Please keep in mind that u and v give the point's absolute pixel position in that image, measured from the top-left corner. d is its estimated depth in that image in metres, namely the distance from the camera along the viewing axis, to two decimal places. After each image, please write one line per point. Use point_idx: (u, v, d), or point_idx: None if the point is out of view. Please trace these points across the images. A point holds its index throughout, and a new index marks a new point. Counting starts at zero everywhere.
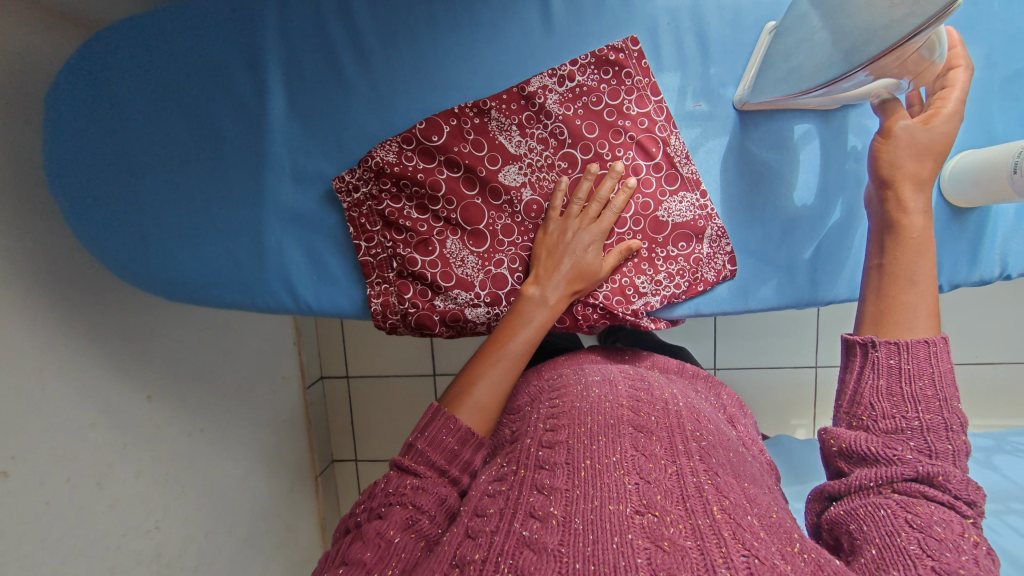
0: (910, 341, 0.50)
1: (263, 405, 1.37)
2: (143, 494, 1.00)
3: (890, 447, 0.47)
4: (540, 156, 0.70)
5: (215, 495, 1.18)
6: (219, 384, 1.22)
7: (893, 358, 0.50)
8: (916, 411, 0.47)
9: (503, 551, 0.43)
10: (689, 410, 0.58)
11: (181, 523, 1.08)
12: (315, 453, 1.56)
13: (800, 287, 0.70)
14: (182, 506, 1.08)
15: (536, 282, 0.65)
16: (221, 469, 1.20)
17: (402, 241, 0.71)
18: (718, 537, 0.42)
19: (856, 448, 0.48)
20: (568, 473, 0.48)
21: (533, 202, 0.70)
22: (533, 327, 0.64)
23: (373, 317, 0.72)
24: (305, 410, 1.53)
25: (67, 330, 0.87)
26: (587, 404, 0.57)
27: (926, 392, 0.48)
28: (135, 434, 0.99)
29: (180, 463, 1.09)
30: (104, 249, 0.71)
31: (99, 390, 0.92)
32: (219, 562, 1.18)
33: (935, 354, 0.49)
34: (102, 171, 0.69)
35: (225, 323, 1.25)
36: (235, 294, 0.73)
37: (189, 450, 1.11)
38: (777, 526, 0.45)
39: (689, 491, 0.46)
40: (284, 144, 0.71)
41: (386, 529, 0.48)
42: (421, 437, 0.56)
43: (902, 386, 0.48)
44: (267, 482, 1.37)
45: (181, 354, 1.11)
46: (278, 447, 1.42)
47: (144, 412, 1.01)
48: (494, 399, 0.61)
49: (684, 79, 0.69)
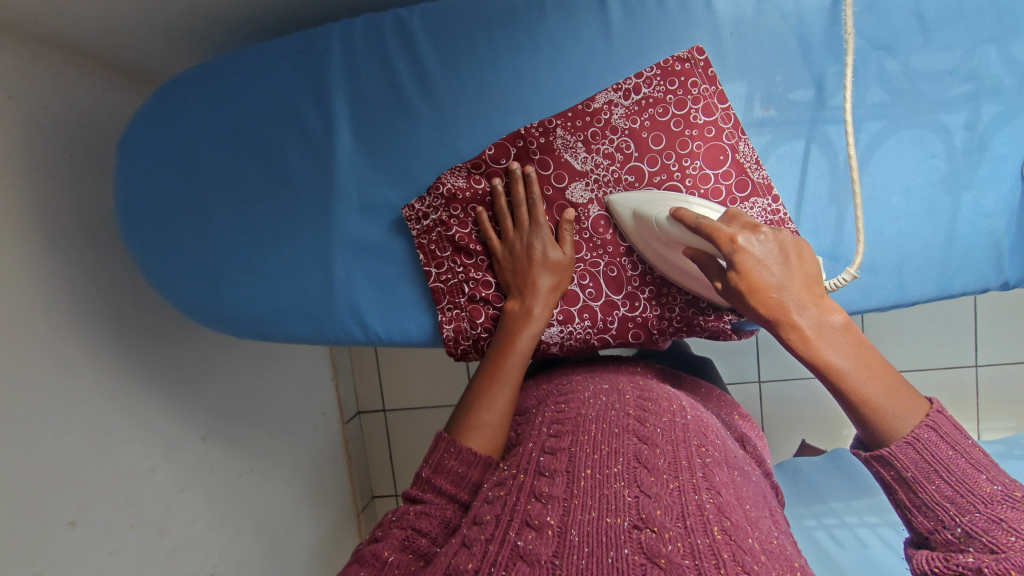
0: (893, 449, 0.48)
1: (306, 441, 1.35)
2: (199, 538, 0.98)
3: (952, 558, 0.44)
4: (606, 171, 0.69)
5: (264, 535, 1.15)
6: (265, 424, 1.20)
7: (894, 471, 0.48)
8: (952, 517, 0.45)
9: (495, 562, 0.41)
10: (696, 424, 0.54)
11: (235, 568, 1.06)
12: (355, 491, 1.54)
13: (887, 289, 0.68)
14: (235, 550, 1.06)
15: (517, 299, 0.67)
16: (269, 510, 1.18)
17: (473, 265, 0.71)
18: (717, 558, 0.38)
19: (925, 566, 0.45)
20: (568, 482, 0.45)
21: (600, 218, 0.70)
22: (520, 339, 0.64)
23: (445, 341, 0.72)
24: (345, 446, 1.51)
25: (124, 378, 0.86)
26: (593, 411, 0.55)
27: (945, 497, 0.46)
28: (192, 477, 0.98)
29: (232, 504, 1.07)
30: (172, 287, 0.72)
31: (158, 435, 0.91)
32: None
33: (927, 454, 0.47)
34: (174, 210, 0.71)
35: (267, 360, 1.24)
36: (305, 327, 0.73)
37: (242, 491, 1.10)
38: (779, 551, 0.42)
39: (689, 509, 0.42)
40: (350, 176, 0.72)
41: (381, 550, 0.48)
42: (426, 466, 0.55)
43: (921, 496, 0.47)
44: (313, 521, 1.34)
45: (230, 393, 1.10)
46: (322, 484, 1.39)
47: (200, 454, 1.00)
48: (501, 420, 0.59)
49: (750, 86, 0.67)
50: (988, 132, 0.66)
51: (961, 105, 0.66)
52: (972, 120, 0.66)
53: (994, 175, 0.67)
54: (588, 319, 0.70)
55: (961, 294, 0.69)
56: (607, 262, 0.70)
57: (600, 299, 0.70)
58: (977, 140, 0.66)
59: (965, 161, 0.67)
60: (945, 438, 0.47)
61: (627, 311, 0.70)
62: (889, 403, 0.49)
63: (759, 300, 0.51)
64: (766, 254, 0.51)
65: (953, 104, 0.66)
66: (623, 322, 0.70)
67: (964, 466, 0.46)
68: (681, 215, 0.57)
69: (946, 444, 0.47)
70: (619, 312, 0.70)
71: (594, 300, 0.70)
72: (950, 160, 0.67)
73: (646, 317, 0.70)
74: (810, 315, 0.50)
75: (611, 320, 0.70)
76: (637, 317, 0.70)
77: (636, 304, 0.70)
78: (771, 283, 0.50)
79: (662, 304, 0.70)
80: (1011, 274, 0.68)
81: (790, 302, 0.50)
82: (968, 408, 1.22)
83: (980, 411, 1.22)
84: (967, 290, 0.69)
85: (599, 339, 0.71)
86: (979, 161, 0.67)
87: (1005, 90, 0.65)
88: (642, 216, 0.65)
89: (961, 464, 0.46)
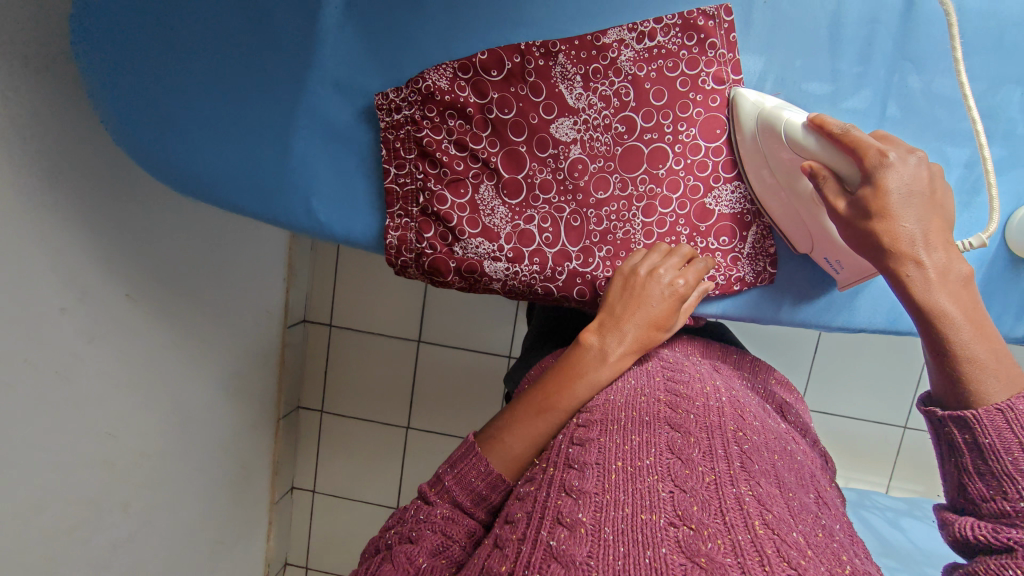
0: (977, 413, 0.42)
1: (241, 332, 1.30)
2: (114, 393, 0.95)
3: (1001, 532, 0.39)
4: (598, 114, 0.65)
5: (176, 410, 1.11)
6: (201, 302, 1.14)
7: (969, 436, 0.42)
8: (1022, 492, 0.39)
9: (529, 563, 0.40)
10: (731, 405, 0.52)
11: (136, 434, 1.01)
12: (281, 397, 1.50)
13: (839, 309, 0.72)
14: (140, 417, 1.02)
15: (596, 334, 0.58)
16: (184, 388, 1.13)
17: (433, 175, 0.66)
18: (761, 555, 0.37)
19: (967, 534, 0.41)
20: (600, 476, 0.44)
21: (578, 162, 0.66)
22: (584, 381, 0.55)
23: (387, 250, 0.68)
24: (281, 351, 1.47)
25: (67, 216, 0.80)
26: (622, 398, 0.52)
27: (1020, 470, 0.39)
28: (108, 331, 0.91)
29: (149, 372, 1.02)
30: (121, 121, 0.63)
31: (86, 289, 0.86)
32: (166, 479, 1.11)
33: (1016, 425, 0.40)
34: (139, 36, 0.61)
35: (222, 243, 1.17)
36: (249, 199, 0.67)
37: (161, 360, 1.05)
38: (825, 545, 0.40)
39: (728, 504, 0.41)
40: (334, 50, 0.66)
41: (416, 555, 0.47)
42: (449, 471, 0.53)
43: (993, 465, 0.41)
44: (227, 411, 1.30)
45: (169, 258, 1.02)
46: (245, 380, 1.35)
47: (124, 312, 0.94)
48: (528, 449, 0.54)
49: (766, 64, 0.63)
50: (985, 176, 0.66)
51: (967, 141, 0.65)
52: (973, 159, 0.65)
53: (977, 221, 0.67)
54: (537, 264, 0.67)
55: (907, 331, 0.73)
56: (572, 210, 0.67)
57: (555, 246, 0.67)
58: (972, 180, 0.66)
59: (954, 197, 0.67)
60: None
61: (578, 266, 0.67)
62: (993, 366, 0.43)
63: (889, 227, 0.48)
64: (909, 181, 0.49)
65: (962, 138, 0.64)
66: (571, 276, 0.67)
67: None
68: (822, 121, 0.54)
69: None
70: (570, 265, 0.67)
71: (548, 246, 0.67)
72: None
73: (595, 276, 0.67)
74: (938, 256, 0.47)
75: (560, 270, 0.67)
76: (586, 274, 0.67)
77: (590, 260, 0.67)
78: (903, 211, 0.48)
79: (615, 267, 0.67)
80: None
81: (920, 237, 0.48)
82: (883, 465, 1.27)
83: (895, 469, 1.27)
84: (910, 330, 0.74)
85: (543, 287, 0.68)
86: (967, 203, 0.67)
87: (1017, 137, 0.65)
88: (764, 117, 0.60)
89: None
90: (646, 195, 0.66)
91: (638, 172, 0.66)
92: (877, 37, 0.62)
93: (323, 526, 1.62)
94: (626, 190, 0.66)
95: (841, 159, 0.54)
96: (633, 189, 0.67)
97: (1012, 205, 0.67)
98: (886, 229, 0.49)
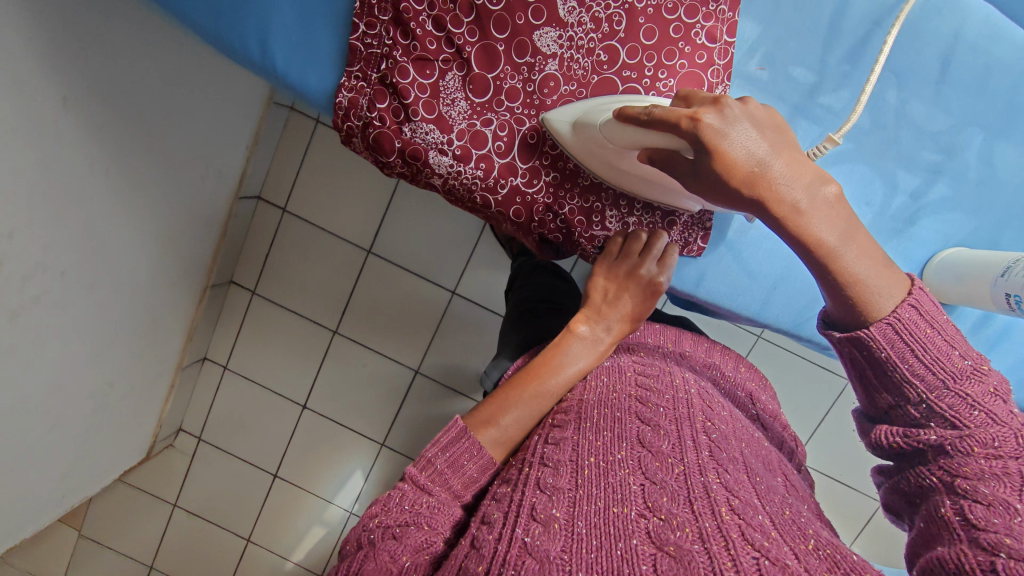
0: (870, 332, 0.47)
1: (185, 188, 1.10)
2: (72, 271, 0.85)
3: (912, 436, 0.46)
4: (584, 35, 0.64)
5: (92, 243, 0.88)
6: (145, 135, 0.93)
7: (868, 354, 0.48)
8: (922, 393, 0.46)
9: (505, 561, 0.40)
10: (699, 398, 0.55)
11: (41, 253, 0.77)
12: (214, 264, 1.30)
13: (754, 300, 0.79)
14: (58, 237, 0.80)
15: (587, 322, 0.65)
16: (113, 226, 0.92)
17: (403, 46, 0.62)
18: (726, 539, 0.40)
19: (884, 441, 0.48)
20: (572, 472, 0.46)
21: (552, 78, 0.65)
22: (574, 364, 0.61)
23: (335, 112, 0.64)
24: (225, 221, 1.28)
25: (37, 51, 0.66)
26: (594, 395, 0.55)
27: (916, 376, 0.46)
28: (32, 129, 0.69)
29: (77, 196, 0.81)
30: None
31: (55, 149, 0.74)
32: (58, 328, 0.87)
33: (905, 333, 0.46)
34: None
35: (198, 107, 1.05)
36: (203, 20, 0.61)
37: (90, 186, 0.83)
38: (790, 521, 0.43)
39: (696, 492, 0.43)
40: None
41: (400, 553, 0.44)
42: (438, 450, 0.52)
43: (891, 373, 0.47)
44: (155, 260, 1.09)
45: (120, 54, 0.82)
46: (181, 239, 1.15)
47: (54, 117, 0.72)
48: (519, 429, 0.57)
49: (760, 34, 0.70)
50: (925, 211, 0.77)
51: (921, 172, 0.75)
52: (920, 191, 0.76)
53: (909, 251, 0.77)
54: (481, 169, 0.66)
55: (808, 337, 0.81)
56: (530, 126, 0.66)
57: (505, 157, 0.66)
58: (912, 212, 0.76)
59: (891, 222, 0.77)
60: (923, 315, 0.46)
61: (522, 184, 0.67)
62: (872, 281, 0.47)
63: (739, 175, 0.46)
64: (732, 117, 0.47)
65: (916, 167, 0.75)
66: (512, 192, 0.67)
67: (941, 341, 0.46)
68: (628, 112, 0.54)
69: (925, 322, 0.46)
70: (514, 181, 0.67)
71: (498, 155, 0.66)
72: (880, 213, 0.76)
73: (535, 198, 0.68)
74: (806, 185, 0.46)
75: (503, 183, 0.66)
76: (527, 196, 0.67)
77: (534, 182, 0.67)
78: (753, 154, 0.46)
79: (557, 196, 0.68)
80: None
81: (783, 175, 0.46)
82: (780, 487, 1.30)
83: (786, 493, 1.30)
84: (813, 337, 0.80)
85: (482, 196, 0.67)
86: (904, 231, 0.77)
87: (964, 183, 0.76)
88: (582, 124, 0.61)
89: (938, 339, 0.46)
90: None
91: None
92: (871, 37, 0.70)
93: (227, 404, 1.42)
94: None
95: (661, 134, 0.52)
96: None
97: (937, 246, 0.78)
98: (741, 177, 0.46)
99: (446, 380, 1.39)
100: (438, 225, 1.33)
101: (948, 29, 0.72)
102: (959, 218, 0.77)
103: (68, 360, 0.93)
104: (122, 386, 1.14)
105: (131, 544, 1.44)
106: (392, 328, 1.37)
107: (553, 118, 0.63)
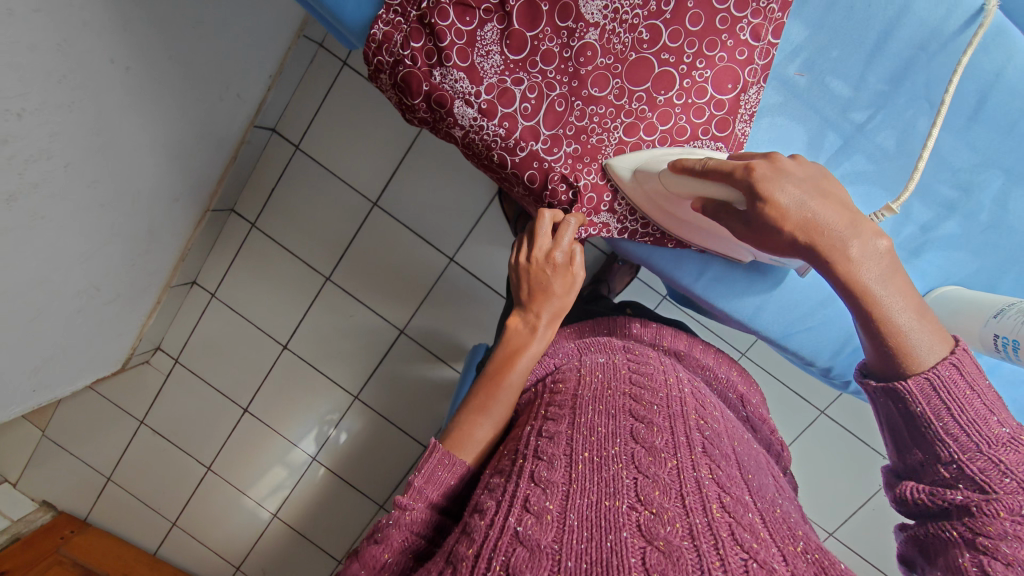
0: (908, 385, 0.51)
1: (201, 105, 1.08)
2: (75, 164, 0.84)
3: (938, 493, 0.48)
4: (631, 10, 0.64)
5: (99, 140, 0.86)
6: (168, 39, 0.91)
7: (905, 405, 0.51)
8: (953, 453, 0.48)
9: (495, 547, 0.42)
10: (694, 396, 0.56)
11: (46, 139, 0.76)
12: (219, 188, 1.29)
13: (746, 306, 0.79)
14: (66, 125, 0.78)
15: (523, 316, 0.65)
16: (121, 126, 0.90)
17: None
18: (716, 536, 0.41)
19: (908, 497, 0.50)
20: (567, 466, 0.47)
21: (591, 47, 0.64)
22: (519, 357, 0.61)
23: (367, 43, 0.63)
24: (237, 147, 1.26)
25: None
26: (588, 389, 0.56)
27: (950, 434, 0.48)
28: (53, 7, 0.67)
29: (90, 88, 0.79)
30: None
31: (76, 36, 0.72)
32: (51, 219, 0.86)
33: (942, 390, 0.49)
34: None
35: (227, 23, 1.03)
36: None
37: (105, 80, 0.81)
38: (780, 520, 0.45)
39: (688, 487, 0.44)
40: None
41: (381, 554, 0.47)
42: (418, 475, 0.52)
43: (926, 429, 0.50)
44: (160, 171, 1.07)
45: None
46: (190, 155, 1.13)
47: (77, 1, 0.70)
48: (496, 431, 0.58)
49: (807, 41, 0.74)
50: (932, 245, 0.78)
51: (933, 207, 0.78)
52: (929, 225, 0.78)
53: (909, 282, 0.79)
54: (505, 128, 0.65)
55: (794, 351, 0.82)
56: (560, 93, 0.65)
57: (530, 120, 0.65)
58: (918, 244, 0.79)
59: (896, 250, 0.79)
60: (965, 378, 0.49)
61: (542, 150, 0.66)
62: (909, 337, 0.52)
63: (794, 226, 0.53)
64: (781, 172, 0.55)
65: (930, 201, 0.78)
66: (530, 157, 0.66)
67: (980, 405, 0.48)
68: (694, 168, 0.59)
69: (965, 382, 0.49)
70: (535, 146, 0.66)
71: (524, 116, 0.65)
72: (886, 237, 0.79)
73: (552, 168, 0.67)
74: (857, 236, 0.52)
75: (523, 146, 0.66)
76: (543, 163, 0.67)
77: (555, 149, 0.67)
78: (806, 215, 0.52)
79: (574, 169, 0.68)
80: (838, 364, 0.81)
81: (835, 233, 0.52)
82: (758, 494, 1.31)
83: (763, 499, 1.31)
84: (800, 351, 0.81)
85: (501, 155, 0.67)
86: (907, 261, 0.79)
87: (976, 224, 0.78)
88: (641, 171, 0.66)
89: (977, 403, 0.48)
90: (634, 113, 0.67)
91: (640, 87, 0.66)
92: (911, 63, 0.73)
93: (210, 330, 1.42)
94: (621, 98, 0.66)
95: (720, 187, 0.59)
96: (627, 100, 0.66)
97: (937, 281, 0.79)
98: (794, 228, 0.53)
99: (432, 342, 1.39)
100: (449, 187, 1.32)
101: (990, 67, 0.73)
102: (964, 256, 0.79)
103: (57, 253, 0.92)
104: (107, 292, 1.13)
105: (94, 453, 1.44)
106: (388, 283, 1.37)
107: (614, 163, 0.68)
